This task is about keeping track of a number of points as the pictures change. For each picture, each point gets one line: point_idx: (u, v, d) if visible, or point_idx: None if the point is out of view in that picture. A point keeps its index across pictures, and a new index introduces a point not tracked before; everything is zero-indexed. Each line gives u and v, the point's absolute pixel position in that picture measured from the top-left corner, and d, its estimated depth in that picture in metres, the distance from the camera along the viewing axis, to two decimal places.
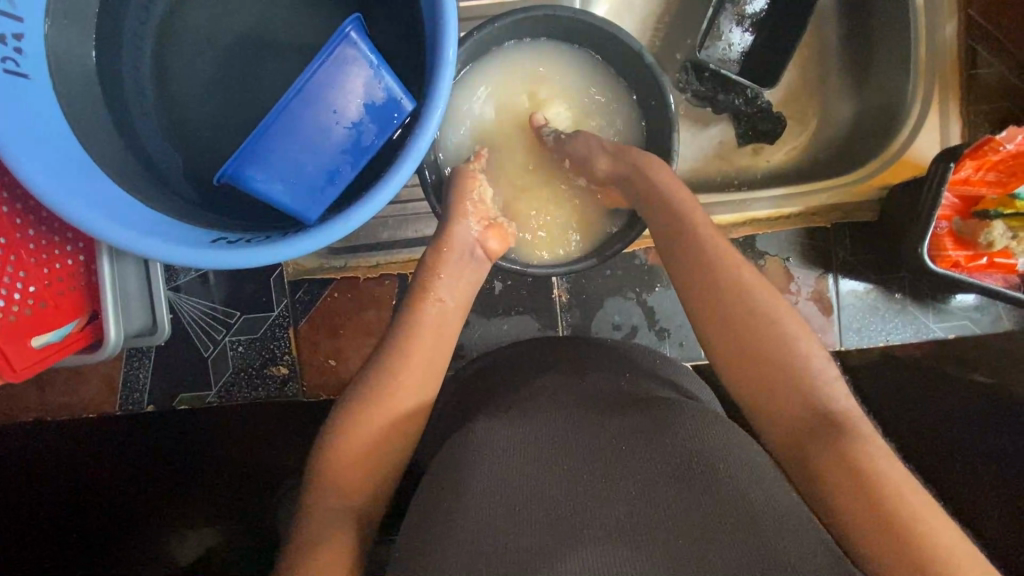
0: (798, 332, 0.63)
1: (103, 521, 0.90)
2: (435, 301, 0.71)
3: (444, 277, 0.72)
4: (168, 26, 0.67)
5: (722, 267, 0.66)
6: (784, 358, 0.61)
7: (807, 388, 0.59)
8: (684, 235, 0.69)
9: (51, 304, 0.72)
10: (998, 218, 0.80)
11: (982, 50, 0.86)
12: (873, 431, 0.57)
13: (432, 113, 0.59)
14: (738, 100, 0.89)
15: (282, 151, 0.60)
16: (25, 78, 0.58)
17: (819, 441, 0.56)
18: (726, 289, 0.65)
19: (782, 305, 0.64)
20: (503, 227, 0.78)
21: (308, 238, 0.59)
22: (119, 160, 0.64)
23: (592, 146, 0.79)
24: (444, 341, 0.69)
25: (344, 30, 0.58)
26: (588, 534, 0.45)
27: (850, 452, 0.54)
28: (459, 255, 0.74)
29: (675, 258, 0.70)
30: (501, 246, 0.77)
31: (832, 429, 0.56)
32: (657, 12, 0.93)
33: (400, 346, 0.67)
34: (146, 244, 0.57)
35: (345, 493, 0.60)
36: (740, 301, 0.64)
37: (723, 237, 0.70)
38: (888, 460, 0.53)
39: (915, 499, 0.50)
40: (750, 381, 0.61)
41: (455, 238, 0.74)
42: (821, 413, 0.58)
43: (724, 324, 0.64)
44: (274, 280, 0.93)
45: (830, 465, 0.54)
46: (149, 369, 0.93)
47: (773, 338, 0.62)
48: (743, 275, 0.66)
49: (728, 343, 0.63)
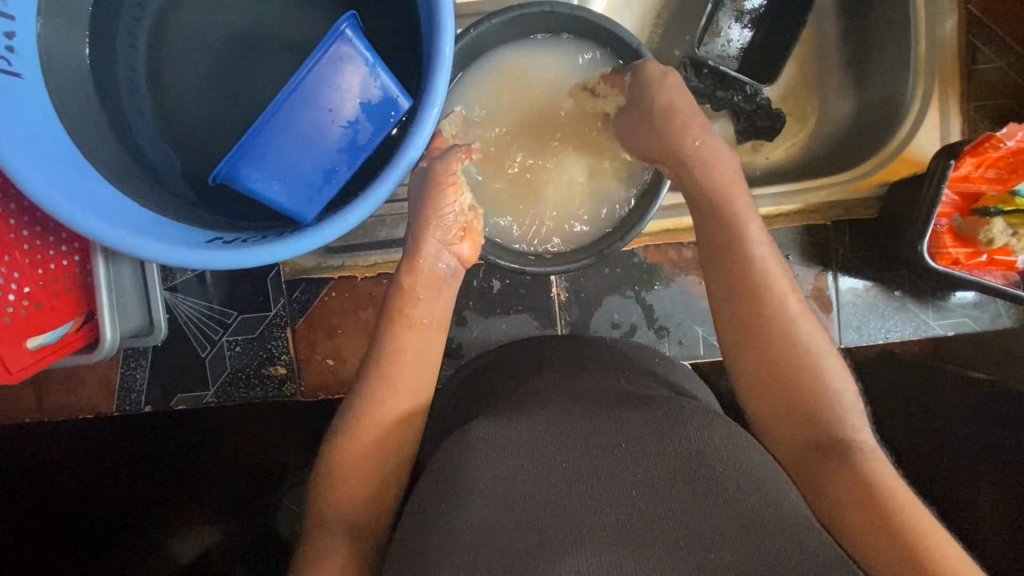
0: (827, 351, 0.63)
1: (105, 519, 0.90)
2: (416, 328, 0.69)
3: (421, 298, 0.71)
4: (163, 24, 0.67)
5: (755, 274, 0.66)
6: (809, 372, 0.61)
7: (831, 413, 0.60)
8: (725, 226, 0.69)
9: (46, 304, 0.72)
10: (997, 215, 0.79)
11: (981, 45, 0.86)
12: (890, 465, 0.57)
13: (429, 111, 0.59)
14: (737, 96, 0.89)
15: (277, 150, 0.59)
16: (17, 77, 0.58)
17: (834, 458, 0.57)
18: (759, 299, 0.64)
19: (813, 327, 0.64)
20: (477, 228, 0.76)
21: (302, 238, 0.58)
22: (114, 160, 0.63)
23: (650, 116, 0.75)
24: (426, 368, 0.68)
25: (338, 28, 0.57)
26: (587, 535, 0.45)
27: (866, 471, 0.55)
28: (432, 272, 0.72)
29: (712, 260, 0.69)
30: (471, 253, 0.75)
31: (852, 455, 0.57)
32: (655, 9, 0.93)
33: (385, 367, 0.66)
34: (141, 244, 0.56)
35: (342, 495, 0.60)
36: (776, 313, 0.64)
37: (767, 244, 0.68)
38: (905, 493, 0.54)
39: (926, 521, 0.52)
40: (771, 397, 0.61)
41: (424, 256, 0.71)
42: (842, 443, 0.58)
43: (744, 329, 0.64)
44: (272, 280, 0.93)
45: (840, 481, 0.55)
46: (146, 368, 0.92)
47: (799, 361, 0.61)
48: (782, 291, 0.65)
49: (750, 350, 0.63)
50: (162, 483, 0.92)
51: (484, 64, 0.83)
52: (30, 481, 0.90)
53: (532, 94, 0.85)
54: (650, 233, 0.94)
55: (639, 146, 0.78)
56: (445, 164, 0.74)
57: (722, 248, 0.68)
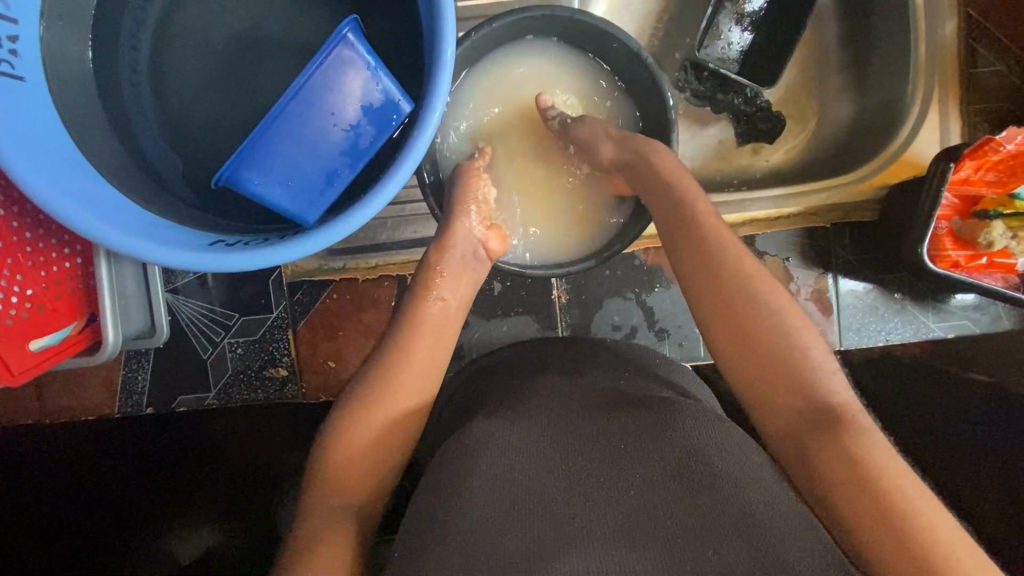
0: (793, 322, 0.61)
1: (104, 522, 0.89)
2: (437, 301, 0.71)
3: (445, 275, 0.72)
4: (165, 27, 0.67)
5: (720, 256, 0.65)
6: (780, 346, 0.59)
7: (806, 384, 0.57)
8: (679, 213, 0.70)
9: (49, 307, 0.72)
10: (997, 219, 0.80)
11: (981, 48, 0.86)
12: (879, 434, 0.54)
13: (430, 116, 0.59)
14: (737, 99, 0.91)
15: (279, 154, 0.60)
16: (20, 80, 0.58)
17: (817, 434, 0.54)
18: (728, 282, 0.64)
19: (784, 300, 0.63)
20: (501, 225, 0.79)
21: (303, 241, 0.58)
22: (116, 163, 0.63)
23: (593, 134, 0.78)
24: (443, 342, 0.69)
25: (341, 32, 0.58)
26: (587, 536, 0.45)
27: (851, 443, 0.52)
28: (459, 255, 0.74)
29: (677, 247, 0.68)
30: (499, 247, 0.77)
31: (834, 425, 0.54)
32: (656, 11, 0.93)
33: (404, 341, 0.68)
34: (140, 247, 0.56)
35: (337, 496, 0.59)
36: (743, 292, 0.63)
37: (722, 228, 0.69)
38: (892, 461, 0.51)
39: (912, 490, 0.49)
40: (748, 375, 0.60)
41: (456, 235, 0.74)
42: (825, 414, 0.55)
43: (717, 311, 0.63)
44: (273, 283, 0.93)
45: (825, 458, 0.52)
46: (147, 371, 0.93)
47: (776, 338, 0.60)
48: (743, 266, 0.65)
49: (724, 331, 0.62)
50: (159, 485, 0.91)
51: (489, 65, 0.84)
52: (27, 482, 0.88)
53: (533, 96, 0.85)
54: (650, 235, 0.94)
55: (599, 152, 0.78)
56: (472, 161, 0.80)
57: (690, 232, 0.68)
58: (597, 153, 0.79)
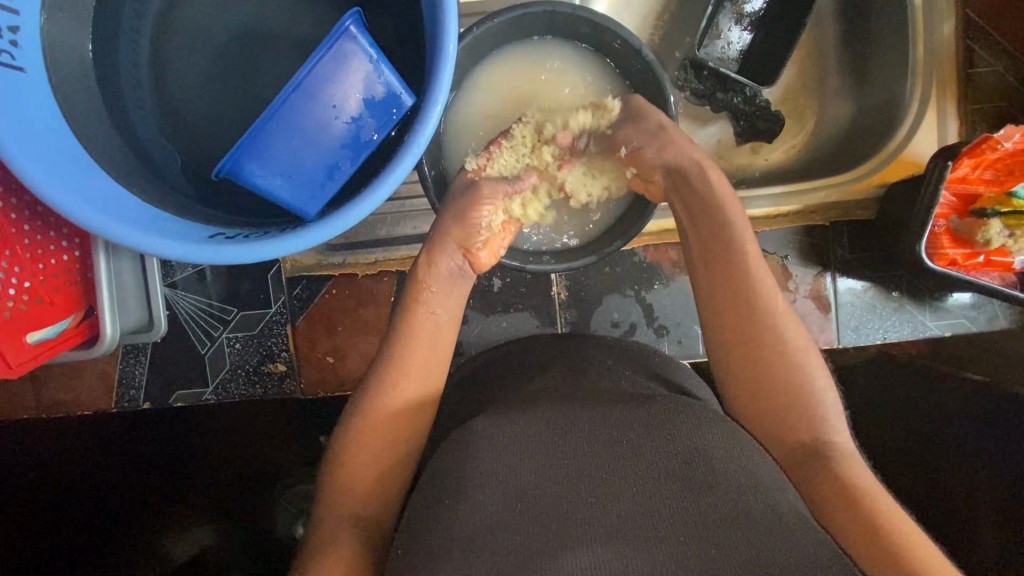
0: (811, 358, 0.65)
1: (110, 516, 0.91)
2: (427, 315, 0.71)
3: (432, 290, 0.72)
4: (166, 20, 0.67)
5: (751, 279, 0.68)
6: (790, 379, 0.63)
7: (817, 416, 0.63)
8: (719, 232, 0.71)
9: (46, 299, 0.72)
10: (995, 217, 0.80)
11: (980, 49, 0.87)
12: (867, 466, 0.60)
13: (432, 109, 0.59)
14: (737, 97, 0.90)
15: (280, 145, 0.60)
16: (20, 71, 0.57)
17: (819, 462, 0.60)
18: (761, 315, 0.66)
19: (795, 329, 0.66)
20: (497, 240, 0.75)
21: (303, 234, 0.58)
22: (117, 155, 0.63)
23: (655, 133, 0.75)
24: (438, 354, 0.69)
25: (343, 24, 0.58)
26: (589, 535, 0.45)
27: (847, 477, 0.58)
28: (445, 272, 0.73)
29: (710, 261, 0.70)
30: (484, 262, 0.75)
31: (830, 457, 0.60)
32: (657, 9, 0.93)
33: (398, 352, 0.68)
34: (138, 238, 0.56)
35: (342, 494, 0.60)
36: (770, 314, 0.66)
37: (758, 252, 0.70)
38: (881, 492, 0.58)
39: (898, 515, 0.55)
40: (749, 395, 0.64)
41: (442, 253, 0.73)
42: (824, 446, 0.61)
43: (744, 325, 0.66)
44: (272, 276, 0.93)
45: (827, 485, 0.58)
46: (144, 365, 0.92)
47: (789, 363, 0.64)
48: (769, 291, 0.68)
49: (744, 349, 0.66)
50: (163, 484, 0.92)
51: (507, 51, 0.84)
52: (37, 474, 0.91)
53: (540, 87, 0.85)
54: (649, 232, 0.94)
55: (665, 145, 0.74)
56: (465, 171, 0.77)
57: (715, 256, 0.70)
58: (657, 148, 0.74)
